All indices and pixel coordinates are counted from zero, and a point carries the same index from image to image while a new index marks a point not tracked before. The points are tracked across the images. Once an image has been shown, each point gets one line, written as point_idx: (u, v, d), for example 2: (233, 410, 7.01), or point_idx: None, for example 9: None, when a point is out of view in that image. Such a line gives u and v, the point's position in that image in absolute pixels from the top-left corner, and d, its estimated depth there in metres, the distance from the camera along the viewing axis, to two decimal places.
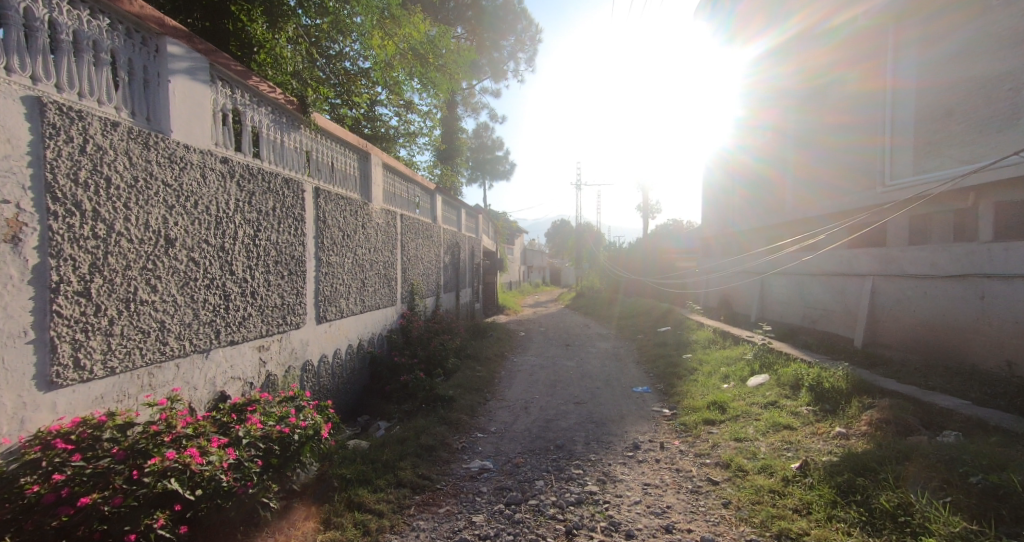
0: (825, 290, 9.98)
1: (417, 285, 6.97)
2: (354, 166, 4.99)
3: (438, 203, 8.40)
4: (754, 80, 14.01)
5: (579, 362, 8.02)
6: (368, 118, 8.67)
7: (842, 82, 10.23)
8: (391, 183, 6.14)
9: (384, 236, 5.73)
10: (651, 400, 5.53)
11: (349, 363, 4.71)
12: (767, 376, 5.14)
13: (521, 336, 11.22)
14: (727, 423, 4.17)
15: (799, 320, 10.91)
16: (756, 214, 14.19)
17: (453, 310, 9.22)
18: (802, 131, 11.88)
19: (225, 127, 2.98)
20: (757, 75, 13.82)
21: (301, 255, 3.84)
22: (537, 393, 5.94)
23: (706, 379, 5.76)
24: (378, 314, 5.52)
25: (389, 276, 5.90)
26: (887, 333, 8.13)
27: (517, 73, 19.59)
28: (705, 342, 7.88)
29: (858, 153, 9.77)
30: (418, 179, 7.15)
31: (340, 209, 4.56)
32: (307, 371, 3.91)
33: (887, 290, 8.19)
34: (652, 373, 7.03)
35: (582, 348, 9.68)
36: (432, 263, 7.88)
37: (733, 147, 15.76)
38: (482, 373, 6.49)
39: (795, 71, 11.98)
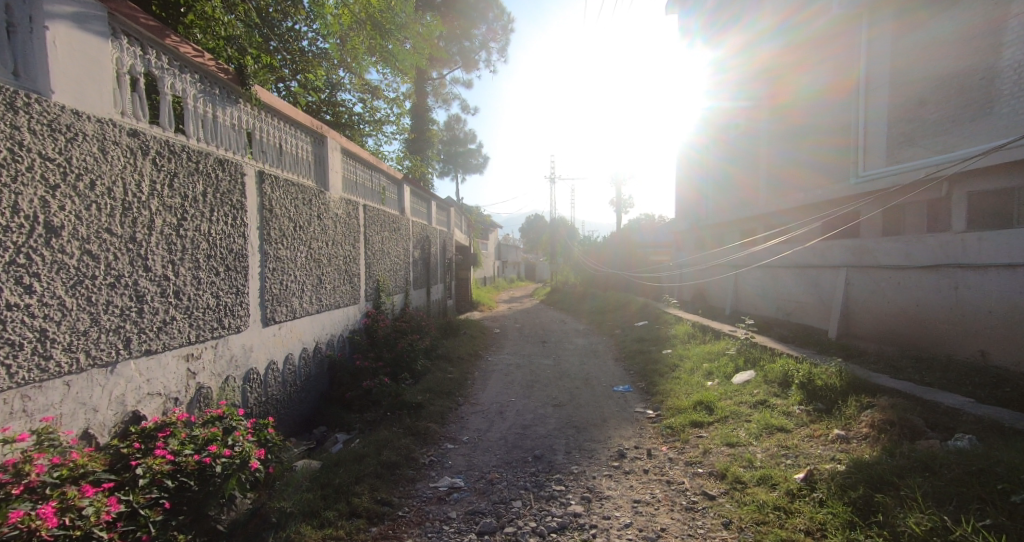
0: (798, 282, 9.95)
1: (383, 281, 6.49)
2: (307, 150, 4.50)
3: (406, 194, 7.92)
4: (720, 80, 14.17)
5: (556, 360, 7.71)
6: (329, 105, 8.16)
7: (810, 81, 10.40)
8: (353, 172, 5.66)
9: (344, 228, 5.25)
10: (633, 399, 5.26)
11: (304, 370, 4.24)
12: (753, 373, 4.93)
13: (496, 333, 10.86)
14: (716, 426, 3.92)
15: (774, 312, 10.88)
16: (727, 210, 14.29)
17: (423, 307, 8.77)
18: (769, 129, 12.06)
19: (136, 93, 2.48)
20: (722, 77, 14.03)
21: (241, 249, 3.34)
22: (513, 395, 5.59)
23: (690, 376, 5.52)
24: (338, 314, 5.04)
25: (351, 272, 5.42)
26: (863, 324, 8.09)
27: (489, 63, 19.09)
28: (685, 337, 7.67)
29: (826, 151, 9.92)
30: (384, 167, 6.65)
31: (290, 197, 4.07)
32: (250, 381, 3.43)
33: (861, 281, 8.16)
34: (632, 369, 6.78)
35: (558, 344, 9.38)
36: (400, 258, 7.42)
37: (701, 147, 15.95)
38: (454, 375, 6.08)
39: (762, 72, 12.18)
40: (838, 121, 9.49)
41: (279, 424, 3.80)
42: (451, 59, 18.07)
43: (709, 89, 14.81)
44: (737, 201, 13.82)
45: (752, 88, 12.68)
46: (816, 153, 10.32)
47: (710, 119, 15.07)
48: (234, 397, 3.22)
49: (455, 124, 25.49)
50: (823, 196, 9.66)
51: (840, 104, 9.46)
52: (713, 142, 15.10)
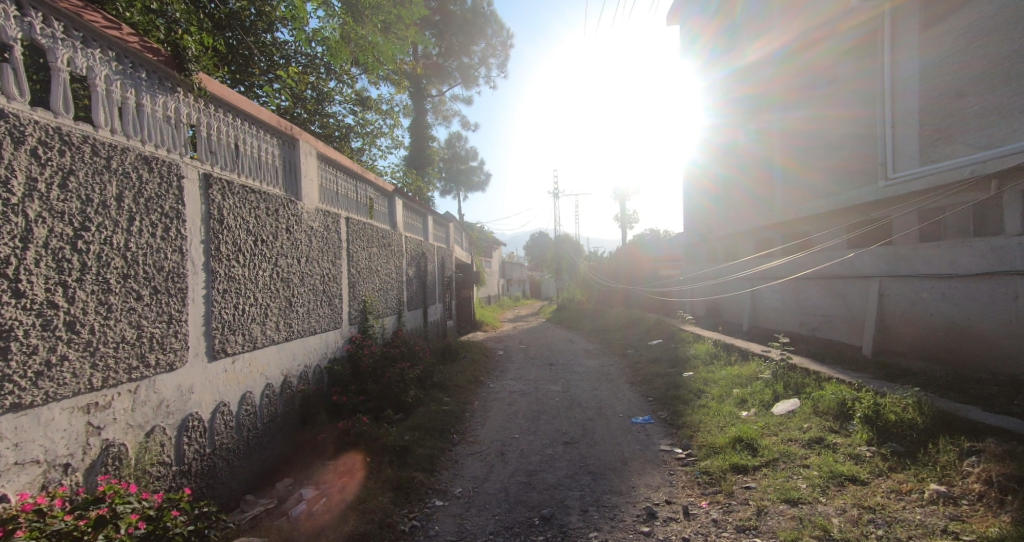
0: (823, 295, 9.26)
1: (370, 303, 5.85)
2: (274, 155, 3.93)
3: (399, 208, 7.35)
4: (719, 100, 14.12)
5: (564, 386, 7.00)
6: (318, 117, 7.71)
7: (809, 101, 10.29)
8: (332, 182, 5.07)
9: (321, 243, 4.64)
10: (656, 434, 4.54)
11: (268, 411, 3.58)
12: (797, 402, 4.21)
13: (499, 356, 10.13)
14: (763, 472, 3.20)
15: (797, 327, 10.16)
16: (727, 225, 14.06)
17: (419, 330, 8.10)
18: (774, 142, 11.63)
19: (9, 65, 1.91)
20: (720, 97, 14.06)
21: (177, 267, 2.71)
22: (517, 430, 4.88)
23: (720, 405, 4.80)
24: (313, 342, 4.39)
25: (330, 293, 4.80)
26: (902, 340, 7.38)
27: (490, 79, 18.74)
28: (707, 358, 6.93)
29: (829, 168, 9.69)
30: (371, 177, 6.08)
31: (250, 206, 3.47)
32: (191, 430, 2.78)
33: (897, 292, 7.46)
34: (650, 395, 6.05)
35: (566, 367, 8.66)
36: (391, 277, 6.82)
37: (702, 165, 15.92)
38: (450, 408, 5.38)
39: (757, 92, 12.17)
40: (843, 139, 9.25)
41: (231, 480, 3.14)
42: (450, 75, 17.79)
43: (711, 107, 14.59)
44: (737, 217, 13.61)
45: (749, 107, 12.67)
46: (818, 170, 10.10)
47: (711, 137, 14.99)
48: (164, 454, 2.57)
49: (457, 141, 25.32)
50: (834, 210, 9.32)
51: (845, 122, 9.24)
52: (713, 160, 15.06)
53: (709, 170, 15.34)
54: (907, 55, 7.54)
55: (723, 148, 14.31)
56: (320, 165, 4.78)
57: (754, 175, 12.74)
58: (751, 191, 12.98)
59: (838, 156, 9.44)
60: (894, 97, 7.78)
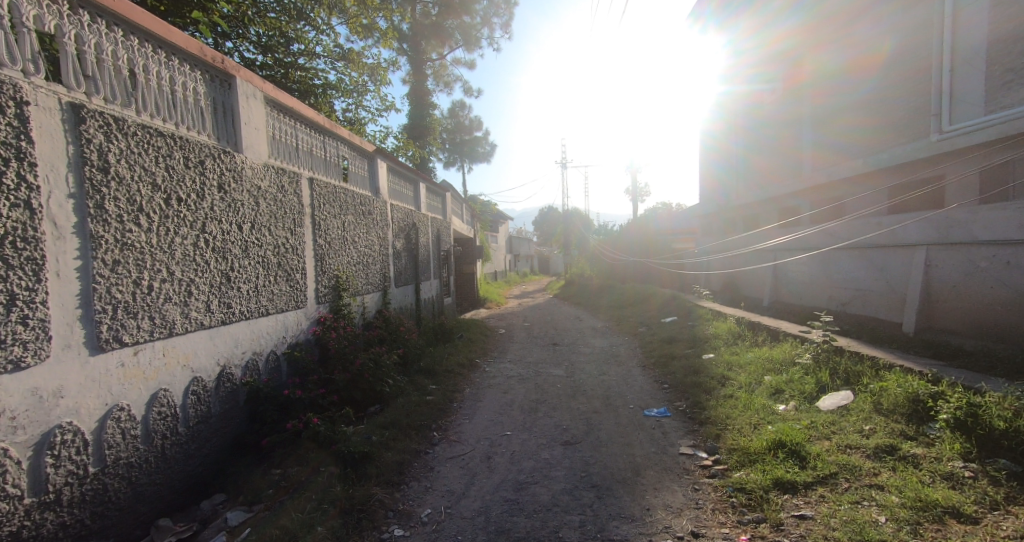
0: (858, 266, 8.37)
1: (344, 278, 5.14)
2: (199, 91, 3.11)
3: (382, 171, 6.55)
4: (738, 61, 13.12)
5: (568, 369, 6.32)
6: (290, 70, 6.93)
7: (843, 53, 9.31)
8: (289, 134, 4.27)
9: (273, 207, 3.87)
10: (674, 430, 3.84)
11: (196, 413, 2.87)
12: (850, 396, 3.45)
13: (500, 335, 9.47)
14: (821, 494, 2.44)
15: (825, 301, 9.36)
16: (744, 194, 13.22)
17: (409, 309, 7.41)
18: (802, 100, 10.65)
19: None
20: (739, 59, 13.04)
21: (21, 229, 1.98)
22: (510, 425, 4.20)
23: (751, 396, 4.04)
24: (262, 325, 3.65)
25: (288, 267, 4.06)
26: (955, 317, 6.53)
27: (493, 41, 17.60)
28: (729, 339, 6.17)
29: (864, 127, 8.79)
30: (344, 132, 5.28)
31: (158, 152, 2.67)
32: (62, 445, 2.09)
33: (950, 262, 6.56)
34: (665, 381, 5.33)
35: (572, 347, 7.97)
36: (373, 249, 6.10)
37: (717, 132, 15.05)
38: (434, 399, 4.71)
39: (781, 50, 11.25)
40: (885, 89, 8.28)
41: (135, 503, 2.47)
42: (450, 37, 16.70)
43: (731, 65, 13.49)
44: (755, 185, 12.77)
45: (771, 68, 11.76)
46: (851, 128, 9.17)
47: (728, 102, 14.09)
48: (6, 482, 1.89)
49: (460, 110, 24.28)
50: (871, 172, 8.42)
51: (886, 73, 8.27)
52: (731, 126, 14.19)
53: (726, 140, 14.54)
54: None
55: (743, 111, 13.30)
56: (269, 110, 3.95)
57: (777, 140, 11.87)
58: (774, 156, 12.06)
59: (877, 109, 8.49)
60: (955, 35, 6.71)
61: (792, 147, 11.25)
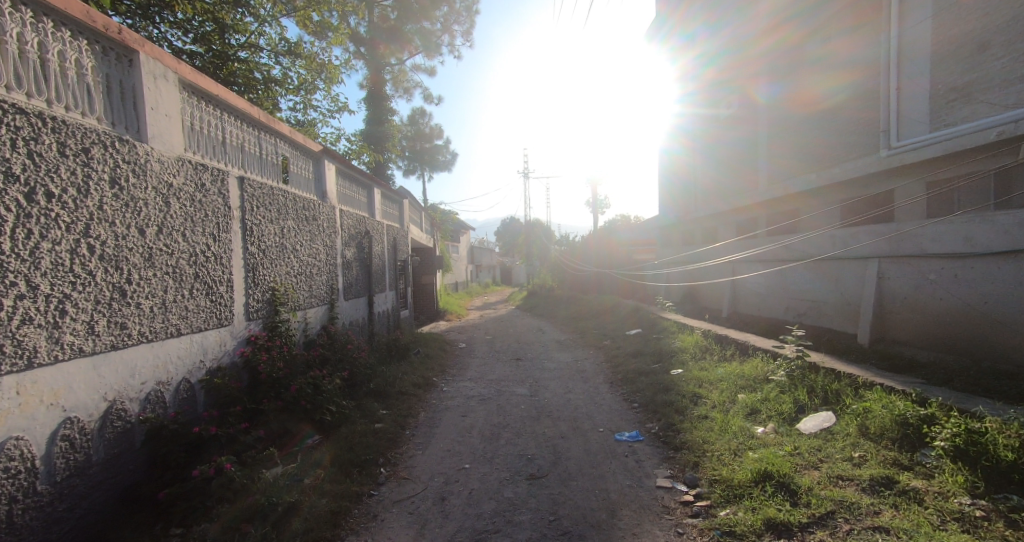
0: (812, 277, 8.50)
1: (282, 292, 4.58)
2: (85, 63, 2.58)
3: (330, 174, 6.00)
4: (698, 75, 13.27)
5: (532, 387, 5.94)
6: (229, 61, 6.61)
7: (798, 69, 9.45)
8: (213, 125, 3.71)
9: (190, 208, 3.31)
10: (648, 458, 3.52)
11: (66, 462, 2.33)
12: (832, 418, 3.20)
13: (460, 349, 9.00)
14: (821, 538, 2.14)
15: (782, 312, 9.46)
16: (702, 206, 13.40)
17: (360, 324, 6.83)
18: (760, 114, 10.75)
19: None
20: (699, 73, 13.20)
21: None
22: (469, 457, 3.76)
23: (727, 418, 3.78)
24: (170, 347, 3.08)
25: (208, 278, 3.49)
26: (906, 327, 6.65)
27: (454, 48, 17.25)
28: (697, 354, 5.98)
29: (816, 143, 8.96)
30: (283, 127, 4.75)
31: (18, 134, 2.17)
32: None
33: (900, 274, 6.70)
34: (634, 400, 5.04)
35: (535, 362, 7.61)
36: (319, 258, 5.54)
37: (675, 144, 15.27)
38: (383, 428, 4.20)
39: (738, 66, 11.46)
40: (838, 105, 8.39)
41: None
42: (409, 40, 16.12)
43: (691, 79, 13.65)
44: (713, 198, 12.93)
45: (728, 82, 11.97)
46: (806, 143, 9.28)
47: (684, 115, 14.30)
48: None
49: (420, 118, 23.88)
50: (824, 186, 8.57)
51: (838, 89, 8.38)
52: (688, 138, 14.39)
53: (684, 153, 14.71)
54: (919, 7, 6.58)
55: (702, 124, 13.45)
56: (183, 94, 3.38)
57: (732, 153, 12.08)
58: (732, 170, 12.18)
59: (829, 125, 8.59)
60: (901, 56, 6.84)
61: (748, 161, 11.42)
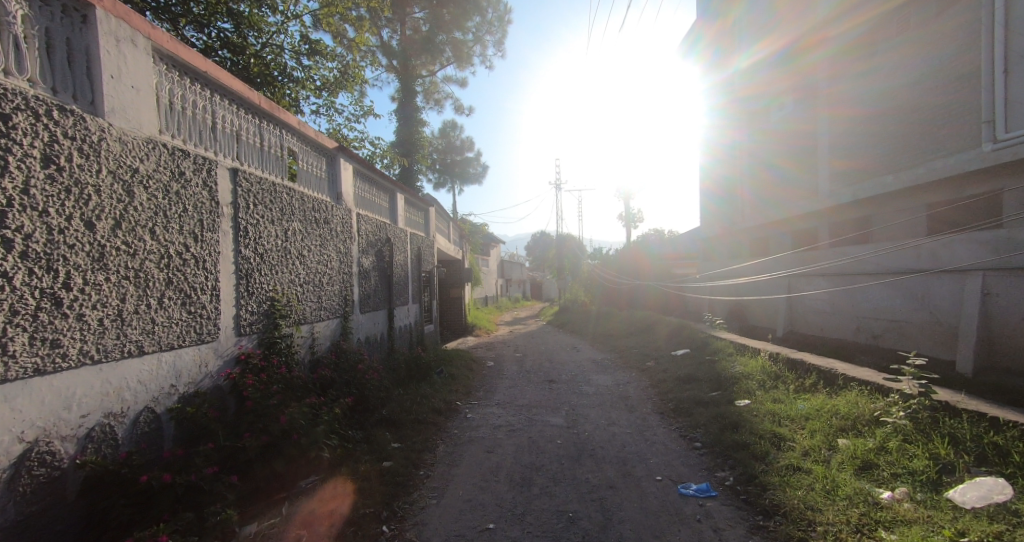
0: (891, 294, 7.39)
1: (284, 304, 3.99)
2: (14, 10, 2.08)
3: (346, 174, 5.47)
4: (743, 74, 12.27)
5: (569, 416, 5.15)
6: (246, 58, 6.26)
7: (865, 60, 8.38)
8: (202, 107, 3.17)
9: (164, 200, 2.73)
10: (729, 523, 2.68)
11: None
12: (1009, 491, 2.32)
13: (488, 368, 8.28)
14: None
15: (851, 333, 8.35)
16: (747, 216, 12.39)
17: (377, 339, 6.23)
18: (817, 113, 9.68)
19: None
20: (745, 72, 12.18)
21: None
22: (494, 511, 2.99)
23: (830, 473, 2.89)
24: (129, 369, 2.48)
25: (187, 285, 2.91)
26: (1022, 354, 5.52)
27: (485, 58, 16.89)
28: (764, 383, 5.05)
29: (887, 142, 7.96)
30: (290, 118, 4.21)
31: None
32: None
33: (1013, 289, 5.58)
34: (693, 439, 4.18)
35: (571, 385, 6.77)
36: (330, 267, 4.96)
37: (714, 152, 14.38)
38: (391, 468, 3.49)
39: (780, 66, 10.63)
40: (920, 95, 7.29)
41: None
42: (441, 51, 15.85)
43: (736, 78, 12.66)
44: (761, 206, 11.86)
45: (773, 84, 11.13)
46: (876, 141, 8.17)
47: (729, 117, 13.28)
48: None
49: (451, 130, 23.76)
50: (904, 188, 7.49)
51: (918, 78, 7.29)
52: (728, 145, 13.51)
53: (727, 158, 13.70)
54: None
55: (750, 127, 12.41)
56: (158, 66, 2.83)
57: (782, 158, 11.12)
58: (784, 175, 11.09)
59: (910, 120, 7.51)
60: (1007, 34, 5.75)
61: (803, 165, 10.32)
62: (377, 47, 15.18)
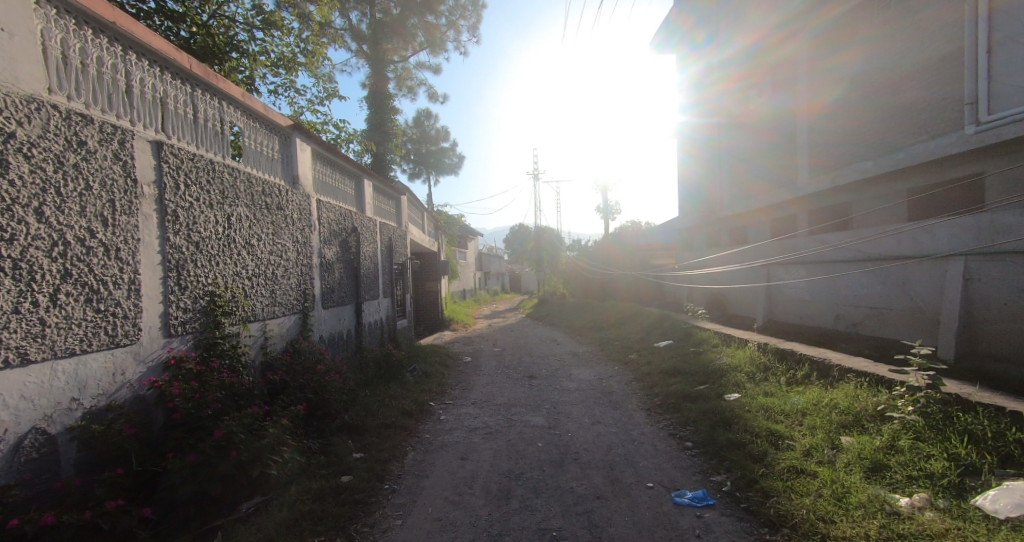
0: (872, 280, 7.29)
1: (227, 300, 3.51)
2: None
3: (304, 157, 4.96)
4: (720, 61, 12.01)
5: (550, 415, 4.81)
6: (189, 28, 5.65)
7: (844, 44, 8.17)
8: (111, 67, 2.67)
9: (55, 174, 2.25)
10: (731, 536, 2.39)
11: None
12: None
13: (466, 364, 7.89)
14: None
15: (830, 321, 8.26)
16: (724, 206, 12.22)
17: (342, 336, 5.77)
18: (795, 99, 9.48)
19: None
20: (722, 58, 11.93)
21: None
22: (467, 532, 2.62)
23: (838, 475, 2.62)
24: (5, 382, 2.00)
25: (94, 277, 2.42)
26: (1006, 339, 5.42)
27: (460, 44, 16.31)
28: (755, 375, 4.80)
29: (863, 135, 7.89)
30: (229, 88, 3.70)
31: None
32: None
33: (996, 273, 5.47)
34: (683, 437, 3.90)
35: (552, 381, 6.44)
36: (286, 257, 4.47)
37: (689, 148, 14.31)
38: (350, 483, 3.08)
39: (756, 53, 10.44)
40: (900, 79, 7.10)
41: None
42: (413, 36, 15.22)
43: (713, 65, 12.40)
44: (740, 196, 11.68)
45: (748, 74, 10.99)
46: (856, 127, 7.99)
47: (706, 105, 13.05)
48: None
49: (426, 119, 23.13)
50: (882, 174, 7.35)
51: (898, 61, 7.10)
52: (705, 138, 13.40)
53: (704, 148, 13.49)
54: None
55: (726, 115, 12.20)
56: (44, 9, 2.31)
57: (758, 154, 11.05)
58: (763, 164, 10.90)
59: (890, 104, 7.32)
60: (991, 12, 5.59)
61: (782, 153, 10.14)
62: (346, 30, 14.48)
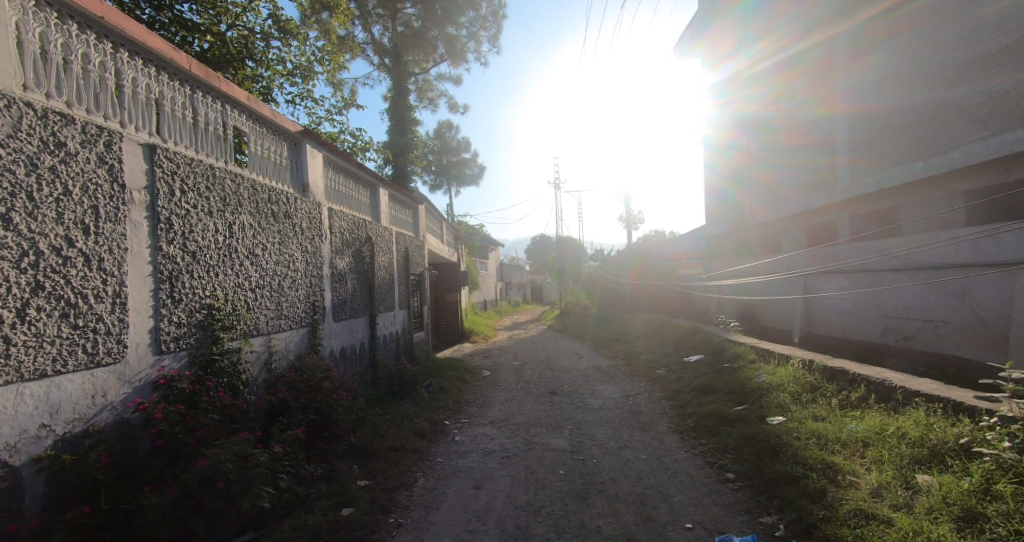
0: (925, 291, 6.69)
1: (227, 312, 3.28)
2: None
3: (314, 163, 4.78)
4: (750, 62, 11.53)
5: (573, 437, 4.44)
6: (204, 38, 5.59)
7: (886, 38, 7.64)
8: (98, 63, 2.50)
9: (28, 178, 2.06)
10: None
11: None
12: None
13: (484, 379, 7.58)
14: None
15: (876, 336, 7.64)
16: (757, 213, 11.67)
17: (354, 350, 5.53)
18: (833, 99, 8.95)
19: None
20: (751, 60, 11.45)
21: None
22: None
23: (921, 526, 2.19)
24: None
25: (71, 289, 2.21)
26: None
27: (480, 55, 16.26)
28: (799, 397, 4.34)
29: (911, 136, 7.33)
30: (232, 90, 3.51)
31: None
32: None
33: None
34: (722, 466, 3.49)
35: (575, 398, 6.07)
36: (294, 267, 4.26)
37: (717, 155, 13.82)
38: (350, 517, 2.78)
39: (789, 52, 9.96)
40: (952, 72, 6.56)
41: None
42: (434, 48, 15.23)
43: (743, 67, 11.93)
44: (773, 202, 11.11)
45: (781, 74, 10.49)
46: (903, 126, 7.43)
47: (736, 109, 12.55)
48: None
49: (447, 131, 23.20)
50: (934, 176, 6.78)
51: (950, 53, 6.54)
52: (734, 143, 12.88)
53: (733, 153, 12.97)
54: None
55: (757, 118, 11.68)
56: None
57: (793, 159, 10.49)
58: (798, 168, 10.33)
59: (942, 100, 6.76)
60: None
61: (820, 156, 9.58)
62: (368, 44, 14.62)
